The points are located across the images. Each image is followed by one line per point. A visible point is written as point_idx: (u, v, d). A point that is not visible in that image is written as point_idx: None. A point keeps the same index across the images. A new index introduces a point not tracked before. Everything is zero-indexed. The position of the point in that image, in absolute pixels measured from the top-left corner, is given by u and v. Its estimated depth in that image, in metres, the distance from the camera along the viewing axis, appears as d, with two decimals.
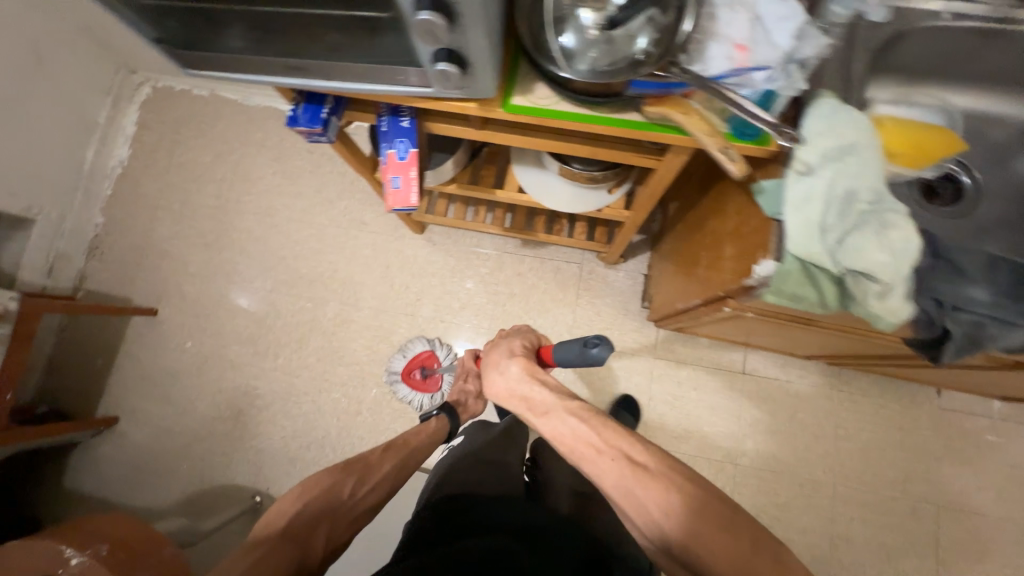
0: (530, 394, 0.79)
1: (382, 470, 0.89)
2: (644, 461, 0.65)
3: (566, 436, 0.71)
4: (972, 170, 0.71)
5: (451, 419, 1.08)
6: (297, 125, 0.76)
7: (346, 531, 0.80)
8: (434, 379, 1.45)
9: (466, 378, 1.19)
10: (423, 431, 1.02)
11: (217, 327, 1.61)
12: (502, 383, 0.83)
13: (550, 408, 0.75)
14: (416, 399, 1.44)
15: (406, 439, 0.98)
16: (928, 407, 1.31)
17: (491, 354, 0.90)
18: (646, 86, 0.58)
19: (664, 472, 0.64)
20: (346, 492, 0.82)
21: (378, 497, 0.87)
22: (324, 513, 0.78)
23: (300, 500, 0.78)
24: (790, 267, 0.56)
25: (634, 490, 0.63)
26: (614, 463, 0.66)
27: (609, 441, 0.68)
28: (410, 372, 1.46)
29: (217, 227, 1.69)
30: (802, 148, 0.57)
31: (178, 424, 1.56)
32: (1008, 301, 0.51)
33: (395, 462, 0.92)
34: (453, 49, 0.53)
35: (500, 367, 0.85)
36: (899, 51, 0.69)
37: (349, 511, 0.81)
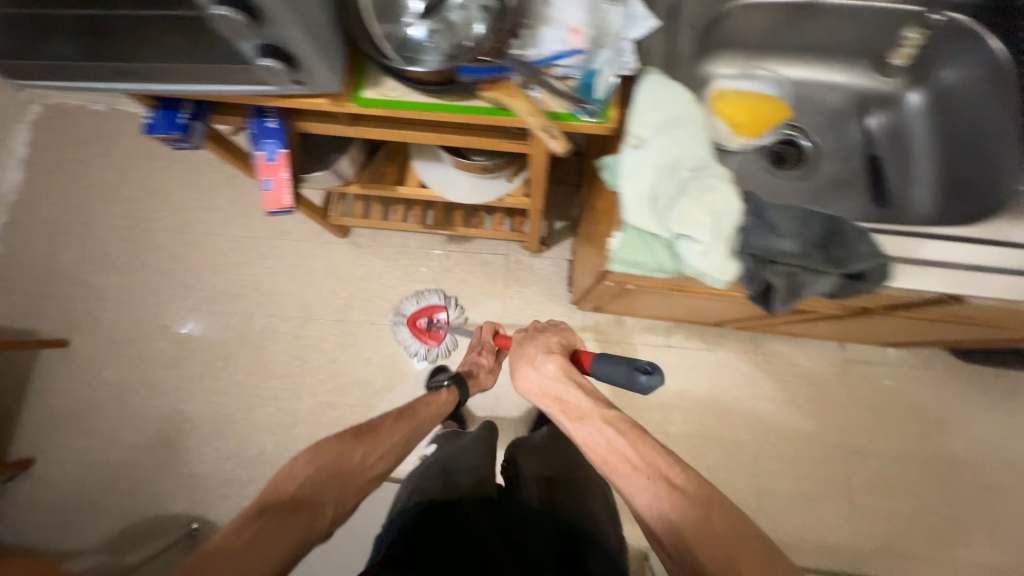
0: (567, 395, 0.74)
1: (394, 437, 0.80)
2: (685, 485, 0.62)
3: (601, 445, 0.68)
4: (809, 134, 0.77)
5: (461, 389, 1.03)
6: (153, 132, 0.73)
7: (356, 500, 0.71)
8: (439, 333, 1.46)
9: (481, 351, 1.14)
10: (434, 403, 0.94)
11: (137, 353, 1.53)
12: (538, 381, 0.78)
13: (585, 414, 0.71)
14: (415, 346, 1.45)
15: (416, 406, 0.90)
16: (833, 360, 1.40)
17: (524, 346, 0.84)
18: (478, 72, 0.60)
19: (704, 498, 0.61)
20: (357, 459, 0.73)
21: (391, 464, 0.77)
22: (332, 479, 0.69)
23: (310, 465, 0.69)
24: (627, 236, 0.60)
25: (670, 514, 0.60)
26: (654, 485, 0.62)
27: (646, 459, 0.65)
28: (416, 320, 1.47)
29: (128, 248, 1.60)
30: (634, 123, 0.60)
31: (103, 459, 1.47)
32: (813, 251, 0.56)
33: (405, 431, 0.83)
34: (273, 45, 0.53)
35: (534, 363, 0.79)
36: (734, 26, 0.73)
37: (360, 479, 0.72)
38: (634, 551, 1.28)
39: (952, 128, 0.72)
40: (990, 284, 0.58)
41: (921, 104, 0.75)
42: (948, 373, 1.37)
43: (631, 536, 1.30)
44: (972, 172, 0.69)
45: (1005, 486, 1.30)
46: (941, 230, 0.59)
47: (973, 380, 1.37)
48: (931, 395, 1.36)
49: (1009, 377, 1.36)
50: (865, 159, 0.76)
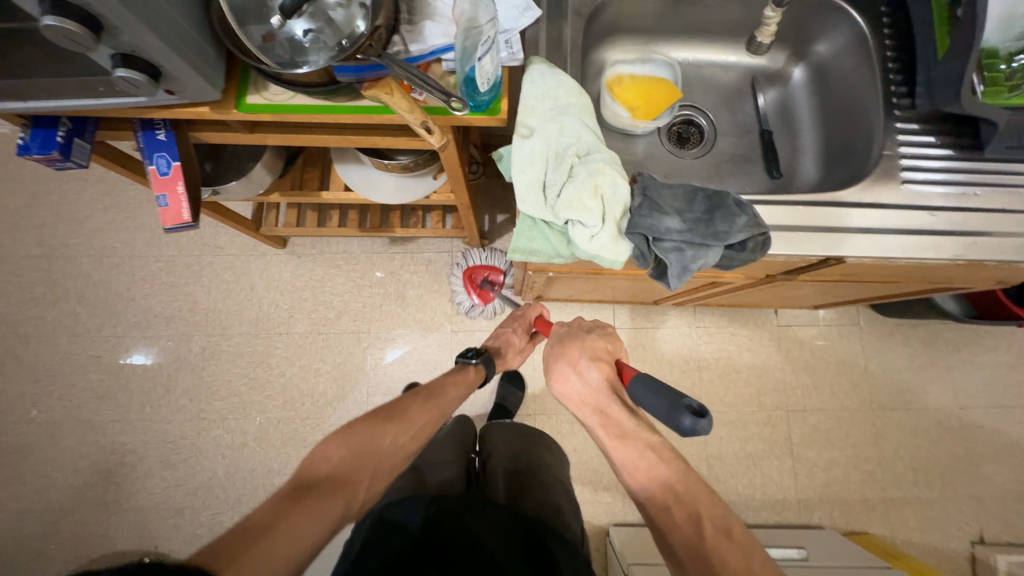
0: (609, 410, 0.65)
1: (424, 418, 0.75)
2: (731, 530, 0.57)
3: (640, 470, 0.61)
4: (706, 113, 0.80)
5: (489, 368, 0.88)
6: (28, 153, 0.68)
7: (387, 480, 0.69)
8: (489, 294, 1.40)
9: (516, 328, 0.97)
10: (464, 380, 0.84)
11: (66, 388, 1.45)
12: (578, 389, 0.68)
13: (628, 434, 0.63)
14: (463, 299, 1.42)
15: (444, 383, 0.82)
16: (769, 327, 1.47)
17: (564, 343, 0.73)
18: (357, 72, 0.57)
19: (748, 548, 0.56)
20: (389, 441, 0.69)
21: (419, 445, 0.74)
22: (361, 461, 0.66)
23: (342, 446, 0.66)
24: (524, 225, 0.61)
25: (710, 558, 0.55)
26: (695, 524, 0.57)
27: (688, 496, 0.58)
28: (473, 274, 1.41)
29: (46, 277, 1.50)
30: (524, 112, 0.61)
31: (39, 502, 1.39)
32: (697, 226, 0.58)
33: (435, 413, 0.76)
34: (129, 54, 0.51)
35: (576, 367, 0.69)
36: (625, 12, 0.75)
37: (391, 459, 0.69)
38: (595, 530, 1.32)
39: (829, 99, 0.76)
40: (866, 244, 0.62)
41: (804, 79, 0.80)
42: (872, 328, 1.46)
43: (592, 515, 1.34)
44: (851, 139, 0.71)
45: (928, 429, 1.41)
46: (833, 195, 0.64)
47: (895, 334, 1.47)
48: (858, 351, 1.45)
49: (925, 327, 1.47)
50: (759, 134, 0.79)
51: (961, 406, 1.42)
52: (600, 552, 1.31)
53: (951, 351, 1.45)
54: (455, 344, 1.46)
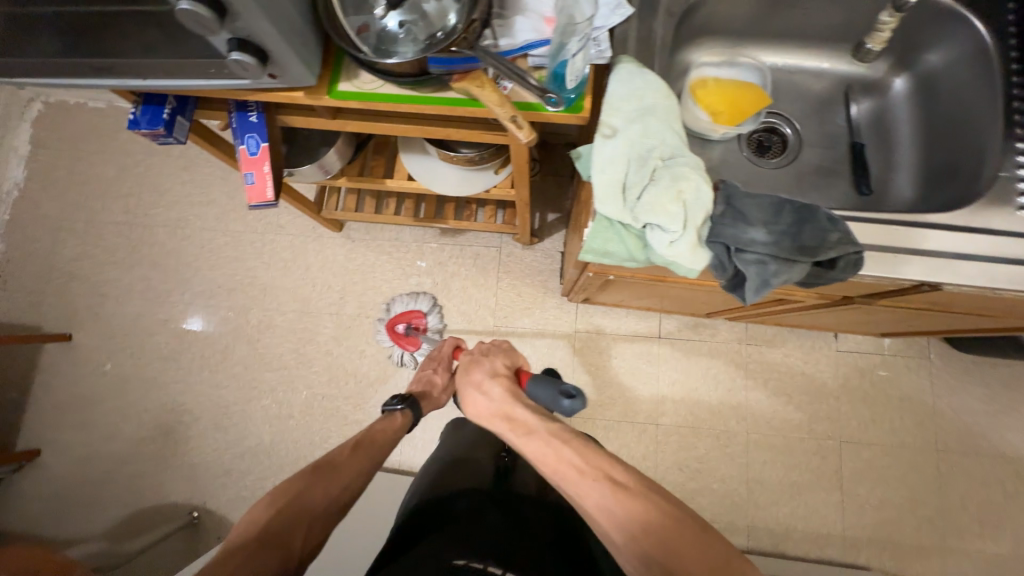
0: (517, 413, 0.69)
1: (357, 464, 0.72)
2: (625, 481, 0.58)
3: (548, 459, 0.62)
4: (792, 122, 0.77)
5: (415, 411, 0.85)
6: (138, 128, 0.74)
7: (324, 535, 0.65)
8: (416, 339, 1.44)
9: (436, 367, 0.96)
10: (391, 427, 0.81)
11: (137, 346, 1.56)
12: (487, 405, 0.72)
13: (534, 430, 0.65)
14: (397, 353, 1.46)
15: (377, 429, 0.79)
16: (827, 351, 1.39)
17: (468, 368, 0.78)
18: (448, 63, 0.58)
19: (640, 491, 0.58)
20: (323, 493, 0.66)
21: (357, 491, 0.71)
22: (291, 519, 0.62)
23: (271, 507, 0.63)
24: (600, 227, 0.60)
25: (616, 513, 0.56)
26: (596, 483, 0.58)
27: (588, 461, 0.61)
28: (395, 325, 1.46)
29: (127, 243, 1.62)
30: (608, 112, 0.61)
31: (105, 449, 1.51)
32: (784, 240, 0.56)
33: (369, 460, 0.73)
34: (244, 39, 0.54)
35: (480, 387, 0.73)
36: (716, 12, 0.72)
37: (325, 513, 0.65)
38: None
39: (933, 114, 0.71)
40: (968, 272, 0.58)
41: (905, 91, 0.74)
42: (944, 363, 1.36)
43: None
44: (957, 159, 0.66)
45: (1000, 478, 1.29)
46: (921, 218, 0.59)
47: (969, 372, 1.35)
48: (924, 386, 1.35)
49: (1005, 367, 1.35)
50: (849, 147, 0.75)
51: None
52: None
53: None
54: None
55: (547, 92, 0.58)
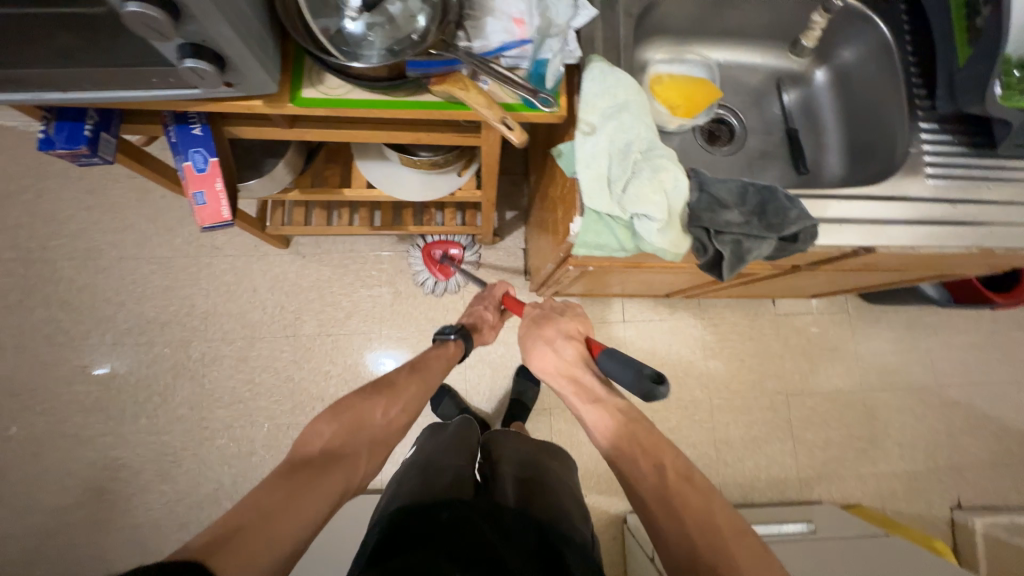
0: (583, 379, 0.74)
1: (410, 390, 0.78)
2: (690, 475, 0.64)
3: (614, 430, 0.69)
4: (736, 112, 0.84)
5: (468, 342, 0.92)
6: (52, 148, 0.64)
7: (384, 452, 0.71)
8: (449, 268, 1.41)
9: (486, 305, 1.01)
10: (446, 353, 0.88)
11: (49, 401, 1.35)
12: (555, 363, 0.77)
13: (599, 398, 0.73)
14: (424, 278, 1.44)
15: (428, 358, 0.86)
16: (769, 316, 1.55)
17: (541, 323, 0.81)
18: (426, 66, 0.58)
19: (707, 492, 0.63)
20: (381, 415, 0.73)
21: (410, 418, 0.77)
22: (354, 435, 0.69)
23: (334, 422, 0.69)
24: (589, 220, 0.63)
25: (674, 502, 0.62)
26: (655, 473, 0.64)
27: (655, 447, 0.66)
28: (431, 251, 1.43)
29: (22, 282, 1.39)
30: (585, 110, 0.63)
31: (21, 526, 1.29)
32: (754, 220, 0.62)
33: (421, 384, 0.80)
34: (198, 44, 0.49)
35: (553, 345, 0.77)
36: (664, 13, 0.77)
37: (382, 431, 0.72)
38: (612, 518, 1.36)
39: (850, 100, 0.82)
40: (896, 234, 0.67)
41: (825, 81, 0.85)
42: (860, 315, 1.57)
43: (609, 505, 1.37)
44: (873, 138, 0.77)
45: (911, 406, 1.53)
46: (852, 190, 0.68)
47: (880, 320, 1.58)
48: (848, 337, 1.56)
49: (905, 312, 1.59)
50: (785, 132, 0.84)
51: (940, 384, 1.55)
52: (617, 540, 1.35)
53: (929, 334, 1.58)
54: None
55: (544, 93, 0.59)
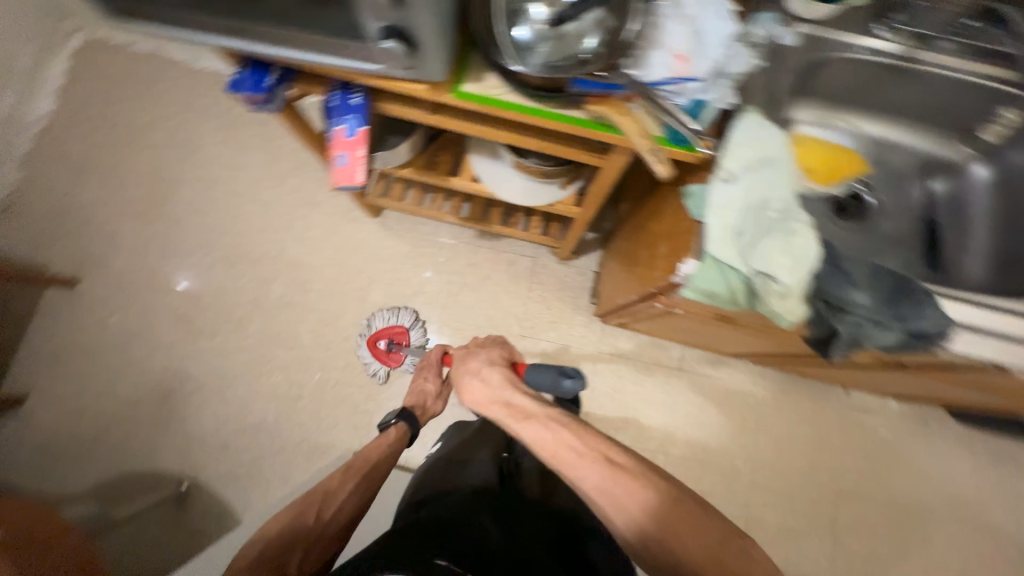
0: (513, 399, 0.76)
1: (346, 488, 0.76)
2: (625, 463, 0.64)
3: (548, 443, 0.68)
4: (874, 191, 0.79)
5: (410, 423, 0.90)
6: (239, 90, 0.73)
7: (323, 557, 0.71)
8: (399, 355, 1.42)
9: (427, 374, 1.01)
10: (385, 441, 0.86)
11: (146, 303, 1.50)
12: (484, 391, 0.79)
13: (532, 415, 0.72)
14: (375, 368, 1.42)
15: (366, 453, 0.82)
16: (836, 405, 1.44)
17: (467, 360, 0.86)
18: (588, 85, 0.62)
19: (637, 471, 0.63)
20: (315, 516, 0.71)
21: (352, 513, 0.75)
22: (287, 543, 0.67)
23: (265, 536, 0.67)
24: (707, 267, 0.62)
25: (614, 492, 0.61)
26: (593, 465, 0.63)
27: (590, 445, 0.66)
28: (377, 340, 1.43)
29: (152, 194, 1.56)
30: (726, 157, 0.62)
31: (96, 405, 1.44)
32: (883, 307, 0.59)
33: (358, 480, 0.78)
34: (401, 28, 0.54)
35: (479, 374, 0.82)
36: (821, 78, 0.75)
37: (321, 535, 0.70)
38: None
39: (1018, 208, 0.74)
40: None
41: (984, 179, 0.78)
42: (942, 432, 1.43)
43: None
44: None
45: (980, 547, 1.36)
46: (1001, 301, 0.62)
47: (964, 442, 1.42)
48: (922, 451, 1.42)
49: (996, 441, 1.43)
50: (923, 223, 0.79)
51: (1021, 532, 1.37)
52: None
53: (1020, 474, 1.40)
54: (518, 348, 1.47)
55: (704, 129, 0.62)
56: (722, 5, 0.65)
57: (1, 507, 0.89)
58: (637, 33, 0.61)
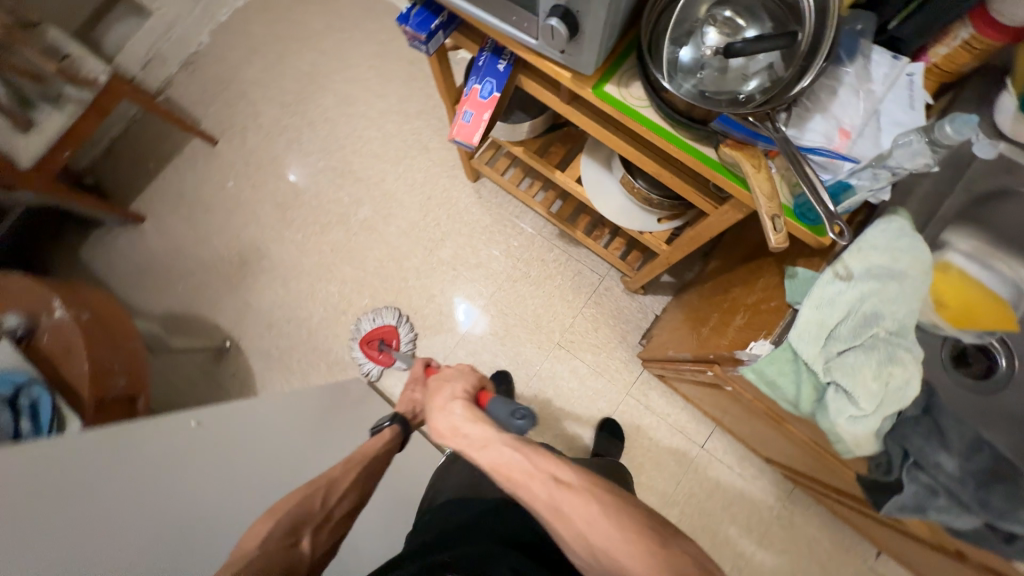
0: (470, 431, 0.62)
1: (348, 475, 0.72)
2: (570, 479, 0.57)
3: (510, 469, 0.58)
4: (1013, 356, 0.67)
5: (403, 428, 0.86)
6: (406, 24, 0.77)
7: (332, 539, 0.68)
8: (387, 356, 1.47)
9: (414, 386, 0.93)
10: (380, 439, 0.81)
11: (259, 180, 1.68)
12: (447, 423, 0.65)
13: (490, 443, 0.60)
14: (367, 366, 1.48)
15: (364, 449, 0.79)
16: (859, 563, 1.27)
17: (432, 393, 0.72)
18: (733, 126, 0.58)
19: (581, 487, 0.57)
20: (321, 501, 0.68)
21: (356, 499, 0.72)
22: (294, 524, 0.64)
23: (271, 517, 0.64)
24: (781, 355, 0.56)
25: (562, 509, 0.56)
26: (540, 484, 0.57)
27: (541, 463, 0.58)
28: (369, 340, 1.49)
29: (299, 92, 1.73)
30: (852, 255, 0.56)
31: (189, 248, 1.64)
32: (970, 484, 0.50)
33: (360, 470, 0.74)
34: (571, 11, 0.55)
35: (442, 407, 0.67)
36: (994, 208, 0.64)
37: (326, 519, 0.67)
38: None
39: None
40: None
41: None
42: None
43: None
44: None
45: None
46: None
47: None
48: None
49: None
50: None
51: None
52: None
53: None
54: (551, 355, 1.46)
55: (847, 235, 0.53)
56: (920, 93, 0.59)
57: (96, 298, 1.05)
58: (807, 88, 0.55)
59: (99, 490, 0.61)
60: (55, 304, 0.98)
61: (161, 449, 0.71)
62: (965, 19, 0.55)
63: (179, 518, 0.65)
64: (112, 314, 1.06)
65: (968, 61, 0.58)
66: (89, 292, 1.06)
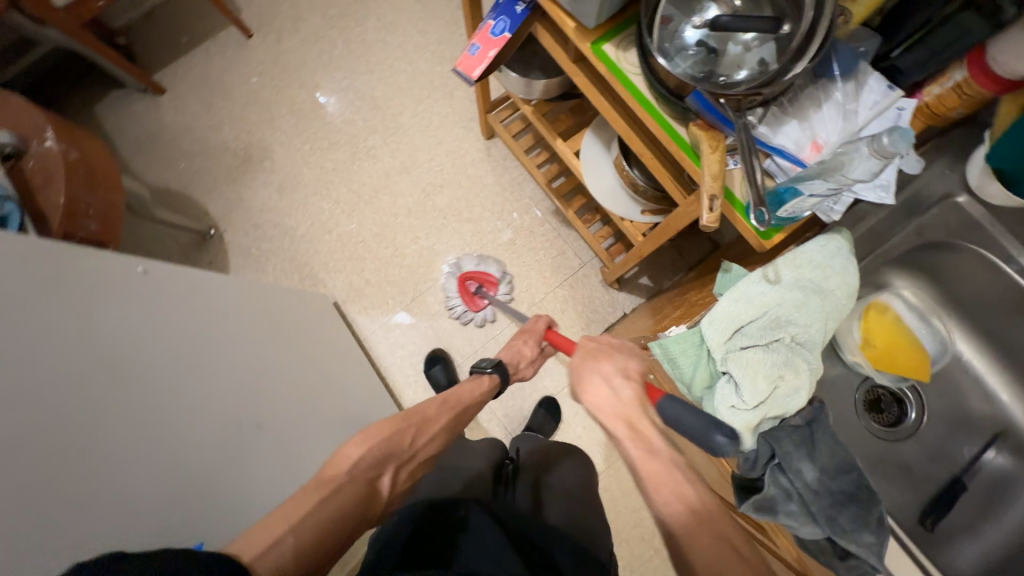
0: (641, 425, 0.53)
1: (439, 423, 0.75)
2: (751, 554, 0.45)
3: (676, 500, 0.47)
4: (921, 410, 0.78)
5: (502, 379, 0.86)
6: None
7: (412, 478, 0.72)
8: (480, 301, 1.48)
9: (527, 339, 0.94)
10: (477, 387, 0.83)
11: (282, 83, 1.69)
12: (608, 401, 0.56)
13: (659, 454, 0.51)
14: (456, 304, 1.48)
15: (460, 396, 0.80)
16: None
17: (598, 351, 0.62)
18: (705, 106, 0.58)
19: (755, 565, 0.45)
20: (410, 442, 0.70)
21: (437, 449, 0.75)
22: (384, 458, 0.67)
23: (365, 443, 0.66)
24: (688, 336, 0.58)
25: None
26: (714, 541, 0.45)
27: (714, 515, 0.47)
28: (467, 279, 1.49)
29: (343, 7, 1.73)
30: (785, 261, 0.57)
31: (199, 131, 1.66)
32: (825, 497, 0.51)
33: (450, 421, 0.76)
34: None
35: (608, 379, 0.58)
36: (943, 271, 0.75)
37: (410, 458, 0.71)
38: None
39: None
40: None
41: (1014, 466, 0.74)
42: None
43: None
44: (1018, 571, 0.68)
45: None
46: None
47: None
48: None
49: None
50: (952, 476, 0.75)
51: None
52: None
53: None
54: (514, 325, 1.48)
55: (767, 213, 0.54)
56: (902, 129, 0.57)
57: (89, 143, 1.08)
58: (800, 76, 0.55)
59: (96, 336, 0.67)
60: (47, 133, 1.00)
61: (131, 306, 0.74)
62: (961, 62, 0.57)
63: (144, 387, 0.68)
64: (101, 162, 1.08)
65: (957, 106, 0.60)
66: (86, 135, 1.09)
